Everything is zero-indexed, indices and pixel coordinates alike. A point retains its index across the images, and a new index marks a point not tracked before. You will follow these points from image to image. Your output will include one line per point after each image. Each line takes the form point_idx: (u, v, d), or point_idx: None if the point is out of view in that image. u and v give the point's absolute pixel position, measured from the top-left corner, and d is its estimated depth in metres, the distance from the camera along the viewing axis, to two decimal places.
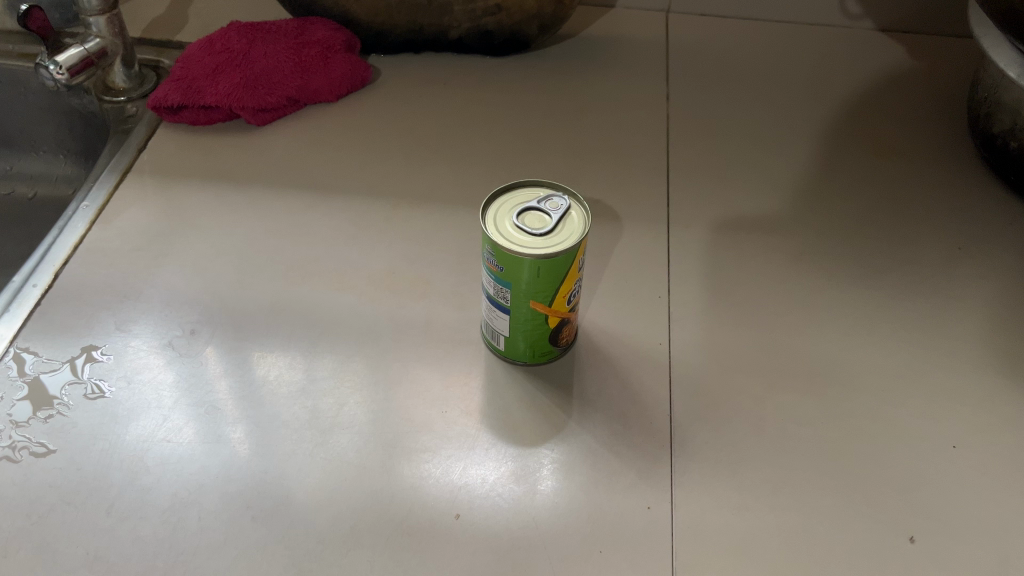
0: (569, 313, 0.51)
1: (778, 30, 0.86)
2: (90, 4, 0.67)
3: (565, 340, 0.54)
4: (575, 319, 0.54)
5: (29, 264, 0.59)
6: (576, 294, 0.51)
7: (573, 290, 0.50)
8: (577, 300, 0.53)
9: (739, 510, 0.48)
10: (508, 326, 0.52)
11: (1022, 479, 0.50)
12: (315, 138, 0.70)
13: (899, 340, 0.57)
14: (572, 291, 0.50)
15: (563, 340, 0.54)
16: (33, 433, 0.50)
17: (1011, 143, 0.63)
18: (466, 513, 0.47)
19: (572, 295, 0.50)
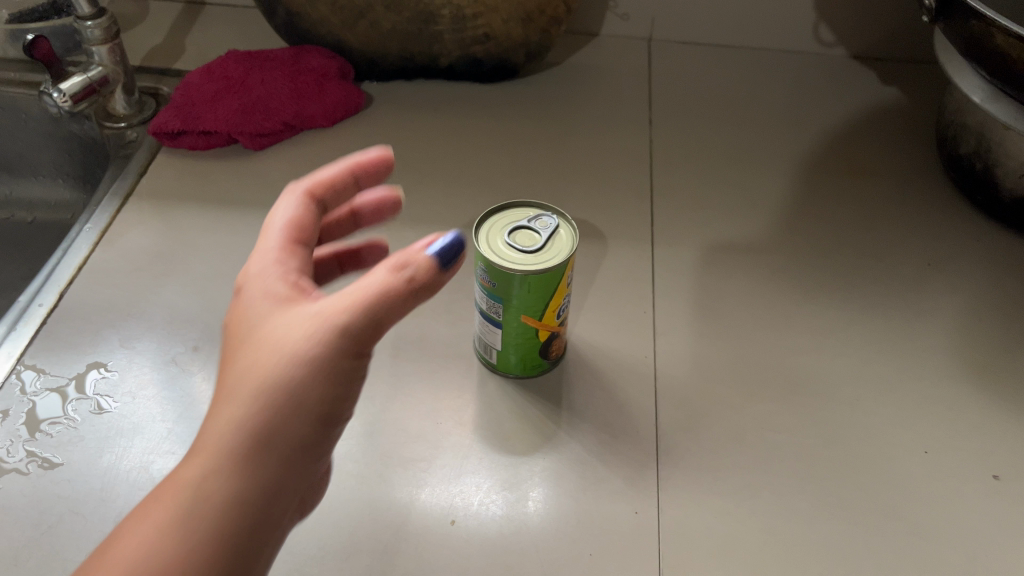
0: (559, 327, 0.54)
1: (754, 57, 0.90)
2: (93, 34, 0.69)
3: (555, 353, 0.56)
4: (565, 333, 0.57)
5: (34, 284, 0.61)
6: (565, 309, 0.53)
7: (562, 305, 0.52)
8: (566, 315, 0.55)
9: (721, 514, 0.50)
10: (500, 340, 0.54)
11: (989, 481, 0.52)
12: (310, 163, 0.73)
13: (872, 352, 0.59)
14: (561, 306, 0.52)
15: (553, 353, 0.56)
16: (41, 447, 0.52)
17: (976, 163, 0.66)
18: (461, 519, 0.49)
19: (561, 309, 0.52)
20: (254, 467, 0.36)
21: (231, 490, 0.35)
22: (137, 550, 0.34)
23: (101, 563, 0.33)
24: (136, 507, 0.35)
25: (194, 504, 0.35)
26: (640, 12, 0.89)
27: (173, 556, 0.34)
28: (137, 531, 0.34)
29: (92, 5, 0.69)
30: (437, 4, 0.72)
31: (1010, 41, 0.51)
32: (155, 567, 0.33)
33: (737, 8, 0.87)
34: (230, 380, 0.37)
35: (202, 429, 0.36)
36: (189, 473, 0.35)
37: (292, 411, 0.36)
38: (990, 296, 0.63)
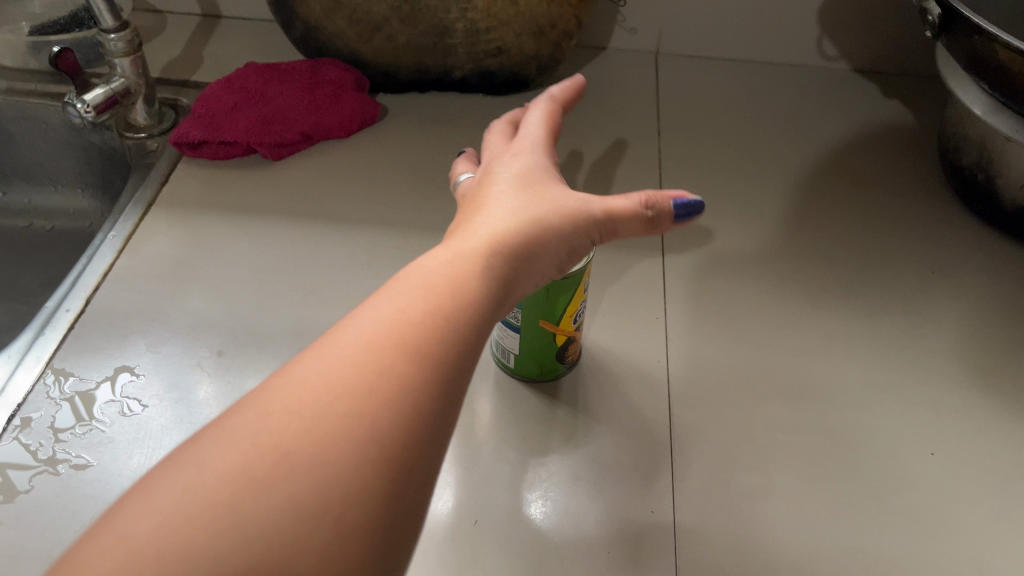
0: (575, 331, 0.55)
1: (759, 70, 0.92)
2: (116, 46, 0.71)
3: (571, 357, 0.58)
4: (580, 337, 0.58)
5: (61, 290, 0.63)
6: (580, 314, 0.54)
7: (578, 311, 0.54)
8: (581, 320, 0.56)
9: (735, 513, 0.51)
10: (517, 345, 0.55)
11: (994, 482, 0.54)
12: (327, 173, 0.74)
13: (879, 356, 0.61)
14: (578, 312, 0.53)
15: (569, 357, 0.58)
16: (72, 447, 0.53)
17: (978, 174, 0.68)
18: (482, 518, 0.51)
19: (578, 314, 0.54)
20: (463, 327, 0.36)
21: (440, 354, 0.34)
22: (352, 393, 0.31)
23: (307, 394, 0.31)
24: (333, 347, 0.33)
25: (402, 355, 0.33)
26: (648, 26, 0.91)
27: (388, 394, 0.32)
28: (345, 363, 0.33)
29: (116, 17, 0.70)
30: (451, 18, 0.74)
31: (1011, 56, 0.53)
32: (374, 408, 0.31)
33: (742, 23, 0.90)
34: (479, 225, 0.41)
35: (443, 250, 0.39)
36: (394, 323, 0.34)
37: (534, 252, 0.42)
38: (993, 303, 0.65)
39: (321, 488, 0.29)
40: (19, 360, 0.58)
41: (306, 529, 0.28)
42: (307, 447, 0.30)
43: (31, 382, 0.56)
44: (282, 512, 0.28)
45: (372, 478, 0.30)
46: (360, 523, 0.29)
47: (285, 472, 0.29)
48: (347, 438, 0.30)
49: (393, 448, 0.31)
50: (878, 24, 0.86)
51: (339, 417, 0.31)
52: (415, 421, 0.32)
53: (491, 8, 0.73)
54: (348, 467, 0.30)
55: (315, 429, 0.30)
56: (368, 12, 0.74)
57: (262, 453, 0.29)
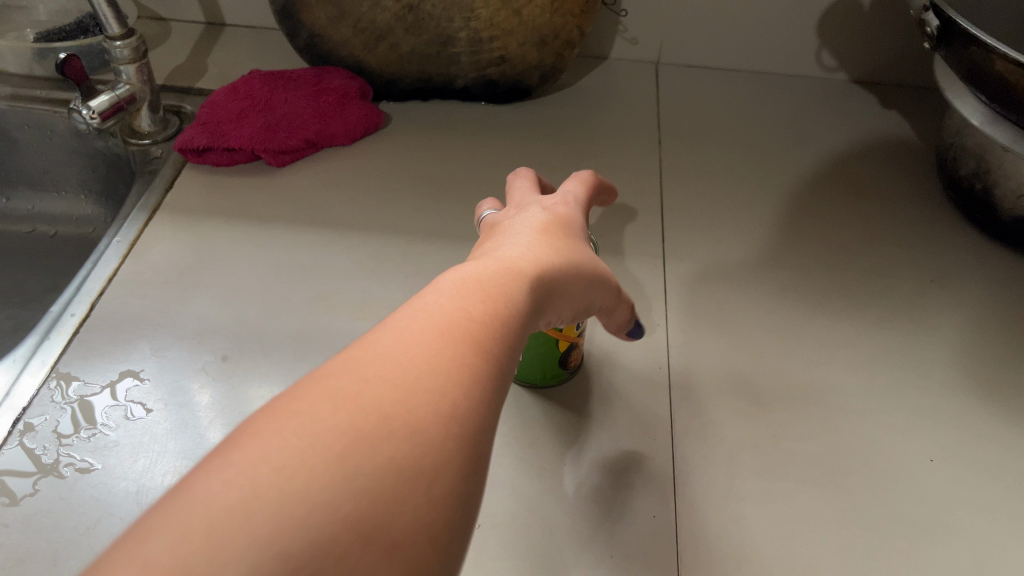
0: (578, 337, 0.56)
1: (758, 80, 0.93)
2: (121, 53, 0.71)
3: (574, 362, 0.58)
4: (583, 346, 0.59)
5: (66, 295, 0.63)
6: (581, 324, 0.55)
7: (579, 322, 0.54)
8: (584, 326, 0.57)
9: (737, 518, 0.52)
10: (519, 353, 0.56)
11: (993, 490, 0.54)
12: (330, 180, 0.75)
13: (879, 364, 0.62)
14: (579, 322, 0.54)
15: (572, 362, 0.58)
16: (77, 451, 0.53)
17: (976, 184, 0.69)
18: (486, 522, 0.51)
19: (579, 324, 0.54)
20: (517, 330, 0.37)
21: (503, 352, 0.35)
22: (440, 369, 0.31)
23: (396, 364, 0.31)
24: (410, 328, 0.33)
25: (477, 345, 0.34)
26: (649, 37, 0.92)
27: (471, 376, 0.32)
28: (427, 343, 0.32)
29: (122, 25, 0.70)
30: (455, 27, 0.74)
31: (1009, 67, 0.53)
32: (461, 387, 0.31)
33: (742, 34, 0.91)
34: (515, 250, 0.43)
35: (486, 264, 0.40)
36: (465, 316, 0.35)
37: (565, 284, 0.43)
38: (991, 312, 0.65)
39: (424, 455, 0.28)
40: (24, 364, 0.58)
41: (415, 491, 0.27)
42: (408, 414, 0.29)
43: (36, 387, 0.57)
44: (395, 471, 0.27)
45: (467, 451, 0.30)
46: (457, 492, 0.29)
47: (392, 434, 0.28)
48: (442, 412, 0.30)
49: (478, 428, 0.31)
50: (876, 35, 0.87)
51: (432, 391, 0.30)
52: (490, 408, 0.32)
53: (494, 18, 0.73)
54: (447, 438, 0.29)
55: (411, 400, 0.30)
56: (373, 21, 0.75)
57: (363, 414, 0.28)
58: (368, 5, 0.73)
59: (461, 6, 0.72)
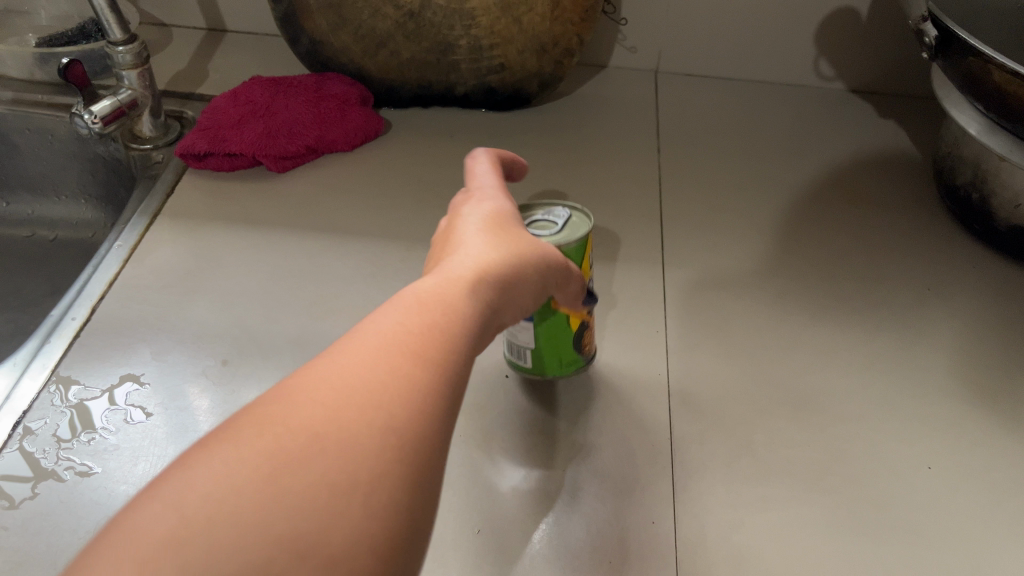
0: (588, 315, 0.56)
1: (757, 89, 0.93)
2: (124, 59, 0.71)
3: (586, 346, 0.58)
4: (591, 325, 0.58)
5: (67, 299, 0.63)
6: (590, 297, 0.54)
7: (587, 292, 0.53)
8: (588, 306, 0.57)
9: (735, 524, 0.52)
10: (532, 343, 0.55)
11: (989, 497, 0.54)
12: (330, 186, 0.75)
13: (876, 371, 0.62)
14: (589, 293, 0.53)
15: (585, 346, 0.58)
16: (77, 454, 0.53)
17: (972, 193, 0.69)
18: (486, 528, 0.52)
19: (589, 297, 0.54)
20: (473, 337, 0.36)
21: (456, 359, 0.34)
22: (382, 382, 0.31)
23: (333, 383, 0.30)
24: (351, 347, 0.32)
25: (423, 355, 0.33)
26: (648, 45, 0.93)
27: (416, 387, 0.31)
28: (369, 357, 0.32)
29: (124, 31, 0.71)
30: (455, 35, 0.75)
31: (1006, 77, 0.54)
32: (403, 400, 0.31)
33: (740, 44, 0.91)
34: (469, 246, 0.41)
35: (438, 272, 0.38)
36: (411, 326, 0.34)
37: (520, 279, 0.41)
38: (987, 320, 0.66)
39: (362, 469, 0.28)
40: (24, 368, 0.58)
41: (353, 506, 0.27)
42: (345, 430, 0.29)
43: (36, 390, 0.57)
44: (332, 486, 0.27)
45: (411, 461, 0.29)
46: (402, 504, 0.28)
47: (327, 451, 0.28)
48: (383, 425, 0.29)
49: (426, 437, 0.30)
50: (874, 45, 0.87)
51: (372, 406, 0.30)
52: (440, 416, 0.31)
53: (494, 26, 0.74)
54: (387, 450, 0.29)
55: (348, 417, 0.29)
56: (372, 28, 0.75)
57: (297, 434, 0.28)
58: (369, 13, 0.74)
59: (461, 14, 0.73)
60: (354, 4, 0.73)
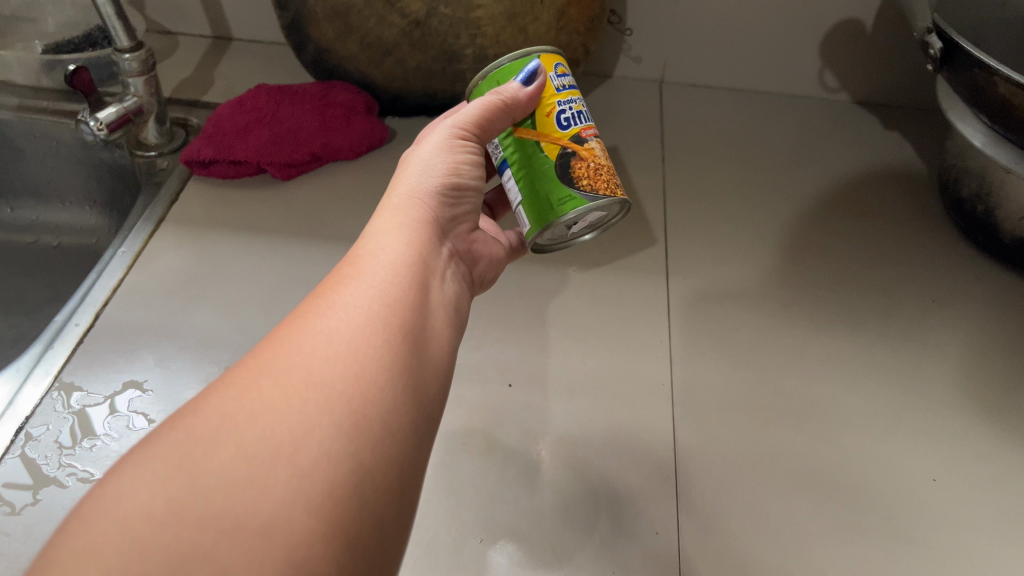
0: (565, 141, 0.47)
1: (761, 100, 0.94)
2: (130, 66, 0.72)
3: (589, 184, 0.47)
4: (605, 173, 0.49)
5: (71, 305, 0.63)
6: (572, 121, 0.48)
7: (559, 112, 0.47)
8: (585, 142, 0.48)
9: (738, 536, 0.52)
10: (523, 198, 0.48)
11: (995, 510, 0.54)
12: (335, 195, 0.75)
13: (880, 382, 0.62)
14: (559, 112, 0.47)
15: (585, 182, 0.47)
16: (79, 461, 0.53)
17: (977, 206, 0.69)
18: (488, 537, 0.52)
19: (561, 115, 0.47)
20: (408, 293, 0.40)
21: (390, 311, 0.38)
22: (310, 346, 0.35)
23: (265, 362, 0.34)
24: (287, 321, 0.37)
25: (359, 319, 0.37)
26: (652, 56, 0.93)
27: (345, 349, 0.35)
28: (300, 332, 0.36)
29: (131, 38, 0.71)
30: (460, 44, 0.74)
31: (1012, 89, 0.54)
32: (337, 379, 0.33)
33: (744, 55, 0.91)
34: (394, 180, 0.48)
35: (373, 221, 0.45)
36: (348, 295, 0.38)
37: (438, 188, 0.47)
38: (993, 333, 0.66)
39: (287, 428, 0.31)
40: (27, 374, 0.58)
41: (280, 467, 0.29)
42: (268, 398, 0.32)
43: (38, 397, 0.57)
44: (256, 454, 0.30)
45: (342, 415, 0.32)
46: (336, 451, 0.31)
47: (253, 422, 0.31)
48: (308, 383, 0.33)
49: (359, 392, 0.33)
50: (878, 57, 0.87)
51: (296, 372, 0.33)
52: (377, 369, 0.35)
53: (500, 35, 0.73)
54: (314, 408, 0.32)
55: (276, 385, 0.32)
56: (380, 36, 0.75)
57: (221, 414, 0.31)
58: (375, 21, 0.73)
59: (467, 23, 0.72)
60: (360, 12, 0.73)
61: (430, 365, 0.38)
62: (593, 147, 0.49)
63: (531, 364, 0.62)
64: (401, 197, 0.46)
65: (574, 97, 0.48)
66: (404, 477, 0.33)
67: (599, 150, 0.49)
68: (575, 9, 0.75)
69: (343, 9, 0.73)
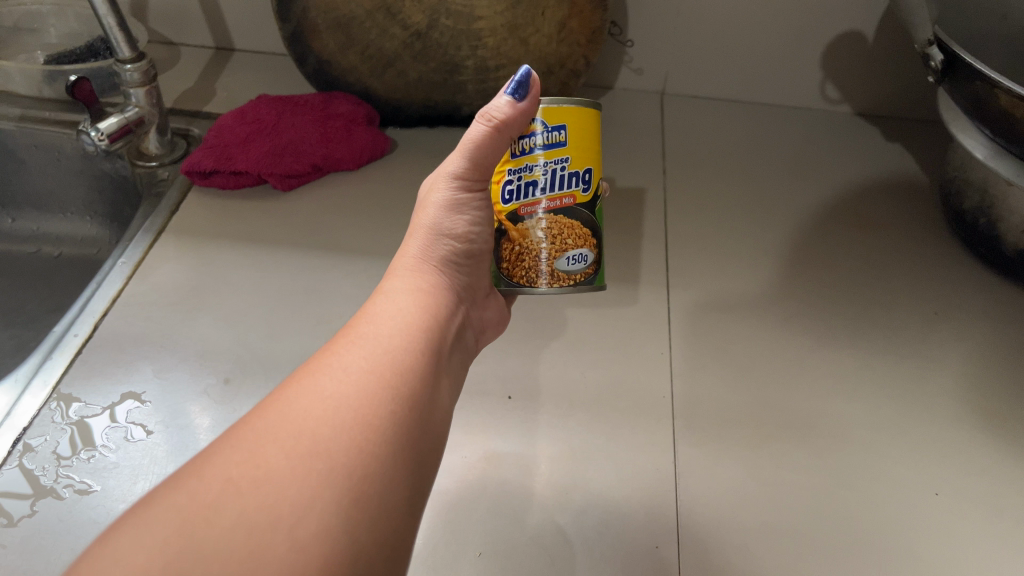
0: (504, 217, 0.47)
1: (763, 112, 0.94)
2: (131, 77, 0.72)
3: (513, 269, 0.48)
4: (545, 259, 0.48)
5: (70, 315, 0.63)
6: (516, 195, 0.47)
7: (507, 181, 0.46)
8: (526, 222, 0.47)
9: (739, 551, 0.51)
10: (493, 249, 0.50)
11: (999, 525, 0.53)
12: (335, 206, 0.75)
13: (882, 396, 0.61)
14: (503, 183, 0.46)
15: (509, 265, 0.48)
16: (77, 472, 0.53)
17: (980, 218, 0.69)
18: (487, 551, 0.51)
19: (505, 188, 0.47)
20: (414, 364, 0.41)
21: (398, 379, 0.39)
22: (316, 413, 0.36)
23: (272, 426, 0.35)
24: (294, 379, 0.39)
25: (366, 385, 0.38)
26: (653, 68, 0.93)
27: (352, 419, 0.36)
28: (307, 395, 0.37)
29: (133, 49, 0.71)
30: (461, 55, 0.75)
31: (1013, 101, 0.54)
32: (343, 450, 0.35)
33: (746, 67, 0.91)
34: (406, 236, 0.50)
35: (386, 281, 0.47)
36: (354, 360, 0.39)
37: (448, 248, 0.49)
38: (996, 346, 0.65)
39: (288, 501, 0.32)
40: (25, 385, 0.58)
41: (276, 538, 0.31)
42: (273, 465, 0.33)
43: (37, 407, 0.56)
44: (255, 524, 0.31)
45: (342, 487, 0.33)
46: (334, 527, 0.32)
47: (255, 490, 0.32)
48: (313, 452, 0.34)
49: (361, 465, 0.35)
50: (880, 69, 0.87)
51: (303, 440, 0.34)
52: (380, 443, 0.36)
53: (500, 47, 0.74)
54: (317, 480, 0.33)
55: (281, 453, 0.34)
56: (381, 48, 0.76)
57: (224, 480, 0.33)
58: (377, 33, 0.74)
59: (468, 34, 0.73)
60: (362, 25, 0.74)
61: (429, 435, 0.40)
62: (552, 227, 0.47)
63: (532, 376, 0.62)
64: (412, 259, 0.48)
65: (529, 166, 0.46)
66: (395, 549, 0.35)
67: (544, 234, 0.47)
68: (577, 20, 0.74)
69: (344, 21, 0.74)
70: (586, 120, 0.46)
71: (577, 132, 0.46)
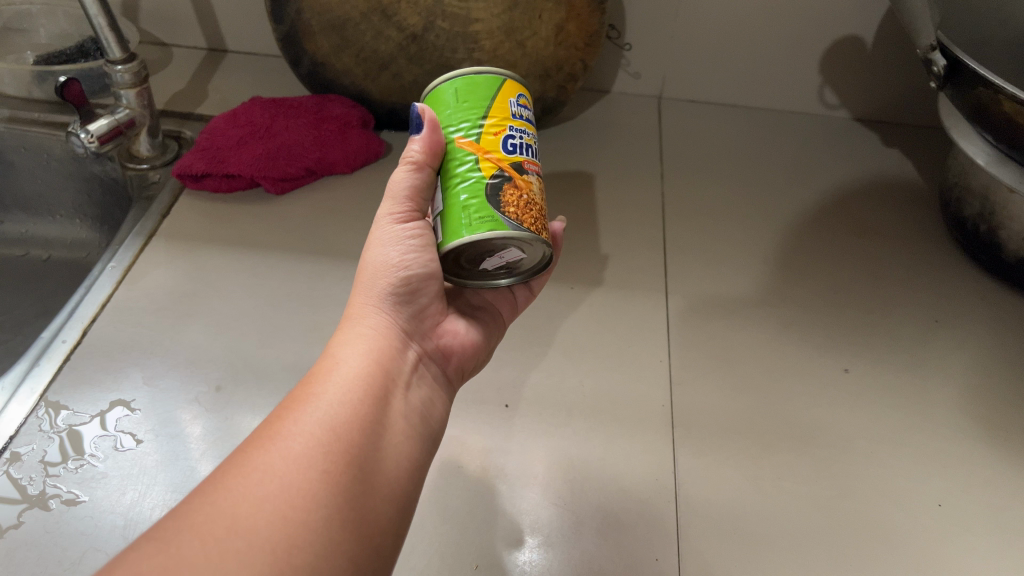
0: (507, 166, 0.43)
1: (759, 116, 0.93)
2: (121, 78, 0.70)
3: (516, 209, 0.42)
4: (536, 209, 0.44)
5: (58, 321, 0.62)
6: (518, 147, 0.44)
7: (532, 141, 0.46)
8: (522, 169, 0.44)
9: (739, 563, 0.51)
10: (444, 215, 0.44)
11: (1003, 536, 0.53)
12: (329, 210, 0.74)
13: (882, 404, 0.61)
14: (514, 136, 0.44)
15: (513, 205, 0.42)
16: (64, 482, 0.52)
17: (981, 226, 0.68)
18: (484, 564, 0.50)
19: (509, 140, 0.44)
20: (350, 427, 0.40)
21: (334, 439, 0.39)
22: (241, 487, 0.35)
23: (193, 507, 0.34)
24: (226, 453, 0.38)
25: (296, 453, 0.37)
26: (651, 72, 0.93)
27: (278, 489, 0.35)
28: (232, 470, 0.36)
29: (123, 49, 0.70)
30: (458, 58, 0.74)
31: (1017, 107, 0.53)
32: (266, 528, 0.34)
33: (743, 71, 0.91)
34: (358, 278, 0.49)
35: (334, 335, 0.47)
36: (287, 426, 0.39)
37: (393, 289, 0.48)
38: (996, 355, 0.65)
39: None
40: (13, 392, 0.57)
41: None
42: (187, 552, 0.32)
43: (24, 415, 0.55)
44: None
45: (264, 566, 0.33)
46: None
47: None
48: (233, 531, 0.33)
49: (286, 536, 0.34)
50: (880, 74, 0.87)
51: (220, 521, 0.33)
52: (309, 509, 0.35)
53: (498, 49, 0.73)
54: (234, 561, 0.32)
55: (199, 535, 0.33)
56: (376, 50, 0.75)
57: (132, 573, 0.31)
58: (372, 35, 0.73)
59: (465, 36, 0.72)
60: (357, 26, 0.73)
61: (376, 492, 0.39)
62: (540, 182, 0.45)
63: (527, 383, 0.61)
64: (361, 302, 0.48)
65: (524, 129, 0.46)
66: None
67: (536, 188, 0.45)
68: (574, 24, 0.73)
69: (339, 23, 0.73)
70: (440, 98, 0.46)
71: (460, 98, 0.45)
